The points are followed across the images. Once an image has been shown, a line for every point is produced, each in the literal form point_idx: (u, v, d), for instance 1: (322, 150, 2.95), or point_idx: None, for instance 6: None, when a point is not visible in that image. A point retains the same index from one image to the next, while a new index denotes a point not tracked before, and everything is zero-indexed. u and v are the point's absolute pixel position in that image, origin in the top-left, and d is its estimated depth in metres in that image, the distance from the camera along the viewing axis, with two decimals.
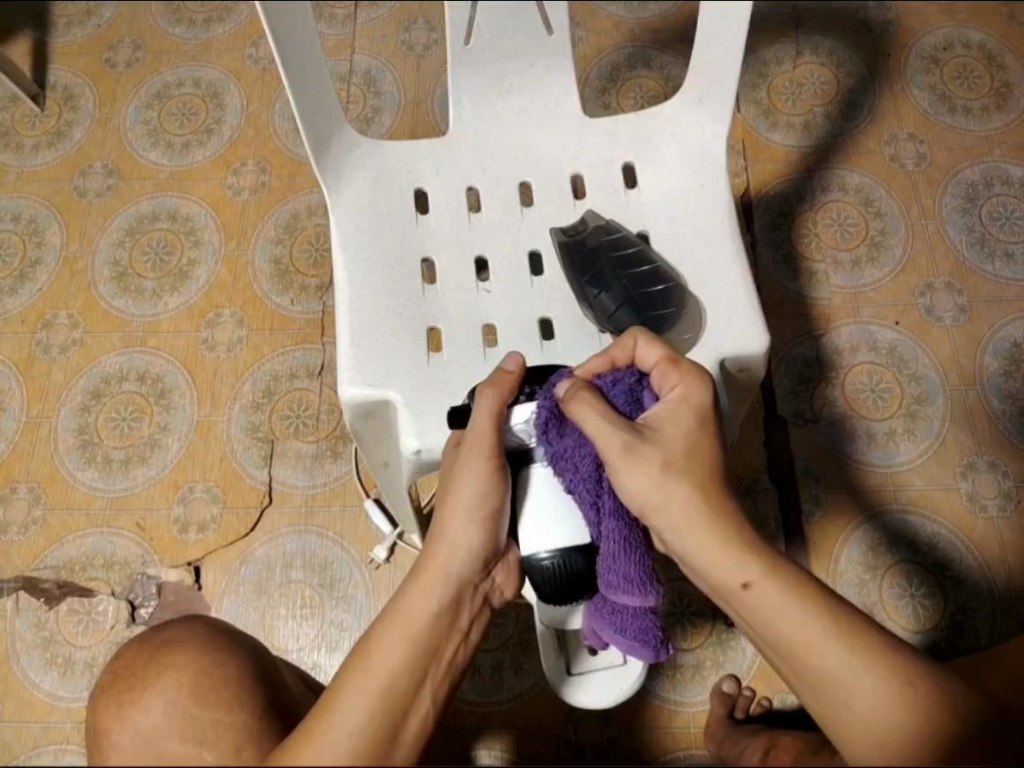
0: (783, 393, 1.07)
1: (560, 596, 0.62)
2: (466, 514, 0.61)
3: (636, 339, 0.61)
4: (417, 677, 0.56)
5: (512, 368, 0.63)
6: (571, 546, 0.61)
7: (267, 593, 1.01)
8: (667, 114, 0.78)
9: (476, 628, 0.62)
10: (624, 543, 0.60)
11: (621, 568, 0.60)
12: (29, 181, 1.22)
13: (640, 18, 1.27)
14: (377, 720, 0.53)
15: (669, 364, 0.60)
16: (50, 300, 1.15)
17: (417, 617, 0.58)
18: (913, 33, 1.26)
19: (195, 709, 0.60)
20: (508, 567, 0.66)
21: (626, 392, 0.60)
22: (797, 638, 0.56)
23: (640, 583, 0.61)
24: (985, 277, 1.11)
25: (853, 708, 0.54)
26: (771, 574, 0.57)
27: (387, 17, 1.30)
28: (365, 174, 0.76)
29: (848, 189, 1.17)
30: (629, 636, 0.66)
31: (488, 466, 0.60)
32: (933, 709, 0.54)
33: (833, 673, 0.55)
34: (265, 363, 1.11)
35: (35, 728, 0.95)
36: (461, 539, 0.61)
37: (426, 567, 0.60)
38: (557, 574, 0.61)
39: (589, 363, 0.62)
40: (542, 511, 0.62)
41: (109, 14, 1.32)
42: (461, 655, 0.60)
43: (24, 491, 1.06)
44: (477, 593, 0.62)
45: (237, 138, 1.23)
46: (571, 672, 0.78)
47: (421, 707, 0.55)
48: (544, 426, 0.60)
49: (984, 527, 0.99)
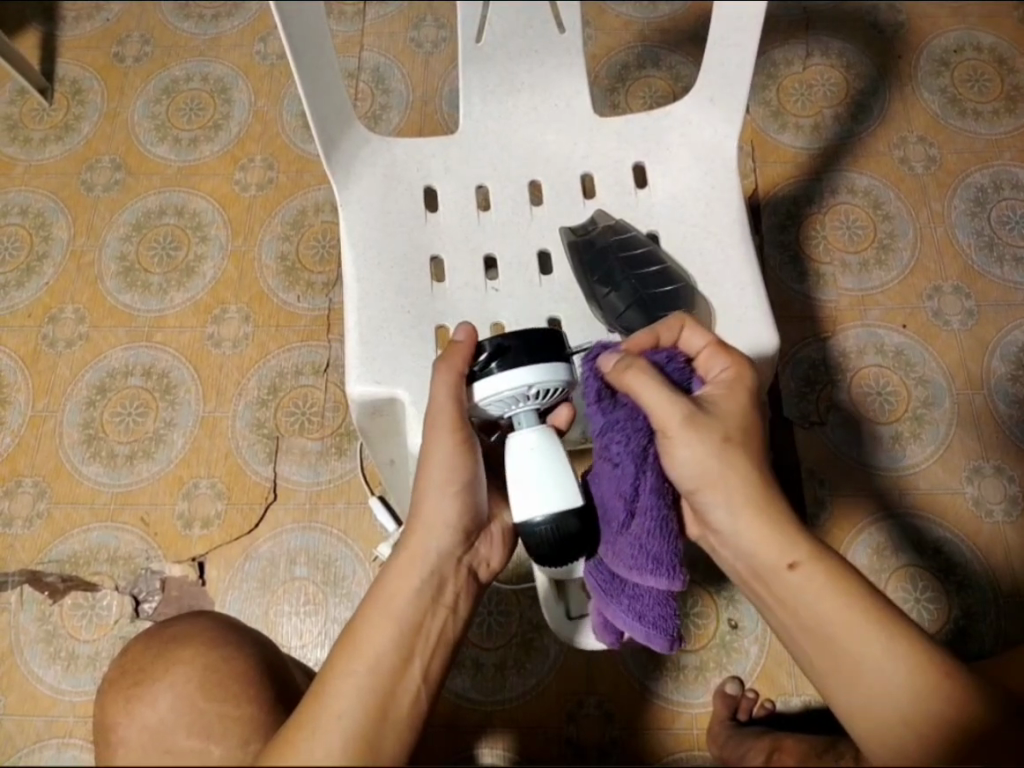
0: (790, 395, 1.07)
1: (555, 559, 0.61)
2: (438, 489, 0.61)
3: (683, 323, 0.62)
4: (401, 657, 0.56)
5: (463, 339, 0.63)
6: (566, 511, 0.60)
7: (270, 590, 1.01)
8: (678, 114, 0.77)
9: (466, 602, 0.62)
10: (659, 522, 0.59)
11: (652, 545, 0.59)
12: (36, 175, 1.22)
13: (649, 18, 1.27)
14: (364, 703, 0.53)
15: (716, 347, 0.61)
16: (55, 294, 1.15)
17: (397, 596, 0.58)
18: (924, 35, 1.25)
19: (202, 702, 0.60)
20: (491, 538, 0.66)
21: (677, 368, 0.61)
22: (829, 622, 0.57)
23: (669, 566, 0.60)
24: (993, 281, 1.11)
25: (880, 691, 0.56)
26: (817, 555, 0.58)
27: (396, 14, 1.30)
28: (375, 171, 0.76)
29: (856, 191, 1.17)
30: (643, 623, 0.65)
31: (452, 440, 0.61)
32: (958, 702, 0.55)
33: (866, 653, 0.56)
34: (270, 360, 1.11)
35: (38, 721, 0.95)
36: (436, 515, 0.61)
37: (403, 549, 0.60)
38: (553, 538, 0.60)
39: (637, 338, 0.62)
40: (538, 477, 0.61)
41: (117, 8, 1.32)
42: (453, 630, 0.60)
43: (29, 485, 1.06)
44: (460, 568, 0.62)
45: (244, 134, 1.23)
46: (572, 616, 0.86)
47: (411, 684, 0.55)
48: (591, 400, 0.61)
49: (990, 531, 0.99)
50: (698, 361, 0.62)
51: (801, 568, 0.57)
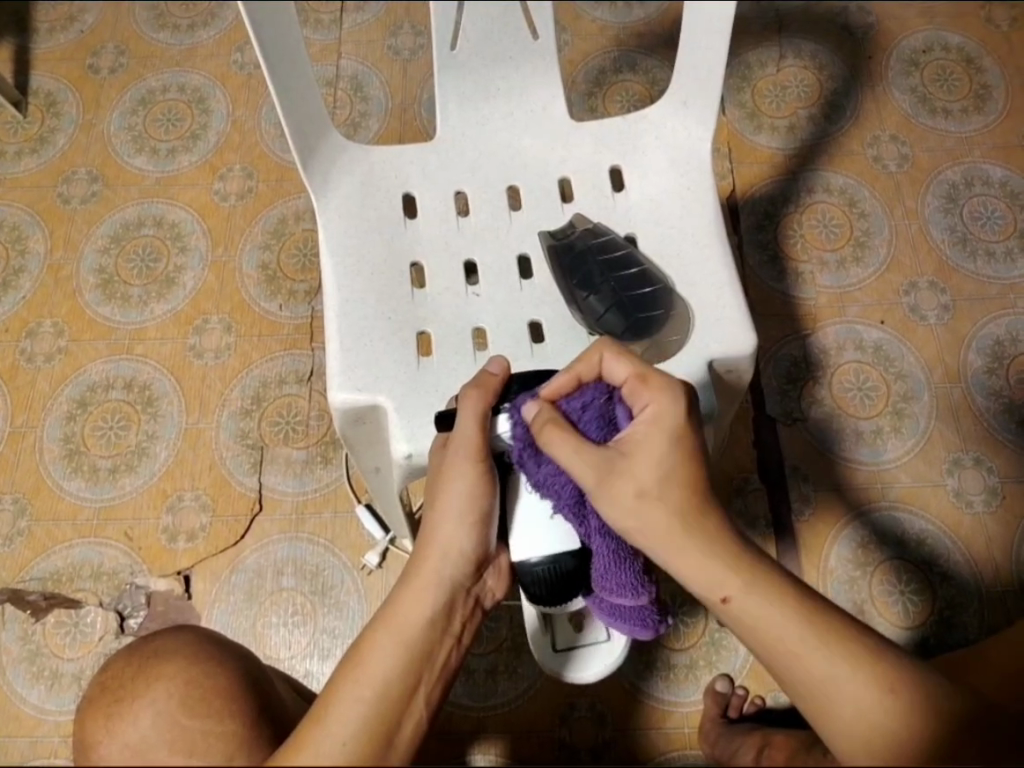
0: (771, 393, 1.08)
1: (552, 598, 0.63)
2: (456, 518, 0.61)
3: (601, 357, 0.61)
4: (408, 685, 0.55)
5: (496, 372, 0.64)
6: (561, 552, 0.62)
7: (258, 601, 1.00)
8: (654, 117, 0.78)
9: (469, 633, 0.62)
10: (613, 555, 0.61)
11: (614, 575, 0.62)
12: (10, 189, 1.21)
13: (625, 22, 1.28)
14: (369, 730, 0.52)
15: (637, 383, 0.59)
16: (33, 308, 1.14)
17: (408, 623, 0.58)
18: (894, 35, 1.27)
19: (184, 719, 0.60)
20: (500, 570, 0.66)
21: (596, 415, 0.60)
22: (782, 640, 0.56)
23: (632, 587, 0.62)
24: (967, 275, 1.13)
25: (840, 708, 0.55)
26: (756, 578, 0.57)
27: (373, 22, 1.30)
28: (352, 179, 0.76)
29: (832, 190, 1.18)
30: (625, 624, 0.67)
31: (475, 470, 0.61)
32: (914, 710, 0.54)
33: (819, 669, 0.55)
34: (253, 369, 1.10)
35: (23, 741, 0.93)
36: (453, 544, 0.61)
37: (416, 574, 0.60)
38: (549, 577, 0.62)
39: (555, 383, 0.61)
40: (530, 513, 0.63)
41: (91, 20, 1.31)
42: (456, 658, 0.60)
43: (9, 502, 1.04)
44: (469, 597, 0.62)
45: (222, 143, 1.23)
46: (558, 650, 0.78)
47: (415, 713, 0.55)
48: (521, 456, 0.61)
49: (970, 523, 1.01)
50: (621, 390, 0.60)
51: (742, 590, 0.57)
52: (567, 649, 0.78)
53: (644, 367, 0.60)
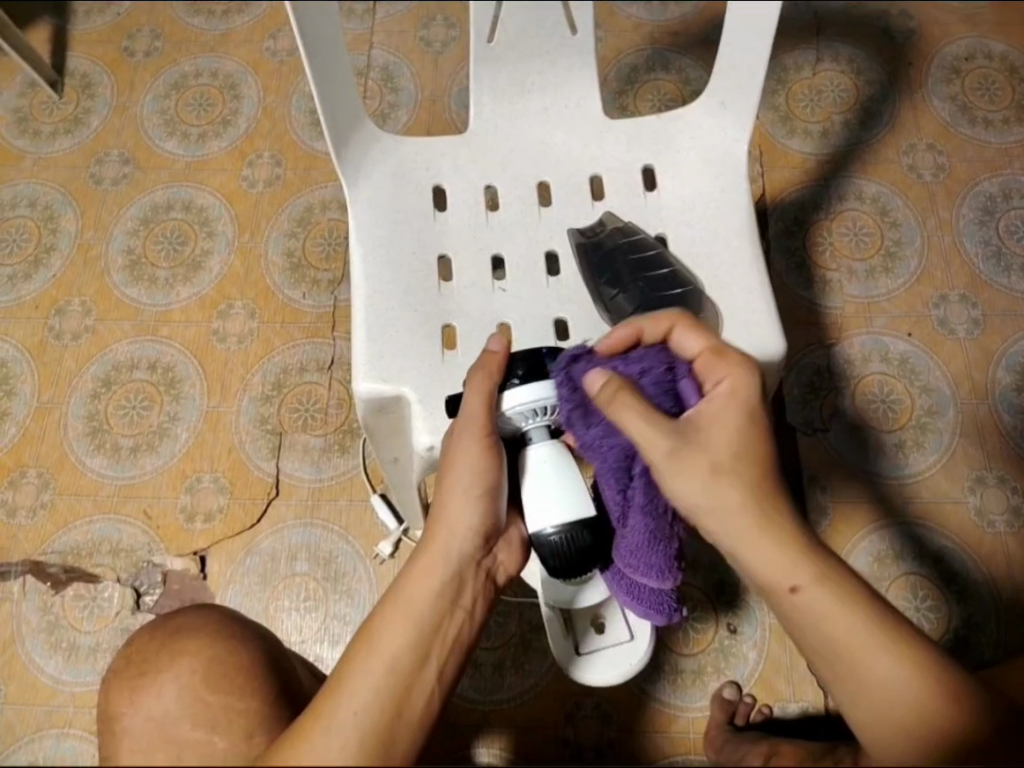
0: (794, 401, 1.07)
1: (568, 572, 0.62)
2: (461, 497, 0.61)
3: (672, 326, 0.62)
4: (419, 657, 0.55)
5: (497, 349, 0.64)
6: (577, 522, 0.62)
7: (271, 584, 1.01)
8: (687, 119, 0.77)
9: (482, 607, 0.62)
10: (650, 535, 0.61)
11: (644, 557, 0.62)
12: (45, 167, 1.22)
13: (660, 21, 1.27)
14: (379, 701, 0.52)
15: (711, 355, 0.60)
16: (62, 286, 1.16)
17: (416, 598, 0.58)
18: (935, 42, 1.25)
19: (206, 695, 0.61)
20: (510, 542, 0.66)
21: (657, 382, 0.59)
22: (800, 639, 0.57)
23: (659, 569, 0.63)
24: (1000, 290, 1.11)
25: (851, 708, 0.57)
26: (823, 577, 0.56)
27: (406, 13, 1.30)
28: (384, 169, 0.77)
29: (865, 198, 1.16)
30: (642, 606, 0.68)
31: (480, 445, 0.61)
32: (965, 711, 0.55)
33: (850, 671, 0.56)
34: (275, 356, 1.11)
35: (38, 711, 0.95)
36: (459, 519, 0.61)
37: (424, 551, 0.60)
38: (563, 549, 0.61)
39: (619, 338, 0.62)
40: (548, 482, 0.62)
41: (128, 2, 1.32)
42: (469, 632, 0.60)
43: (33, 476, 1.06)
44: (479, 571, 0.62)
45: (252, 130, 1.23)
46: (581, 651, 0.78)
47: (427, 684, 0.55)
48: (570, 418, 0.61)
49: (991, 540, 0.99)
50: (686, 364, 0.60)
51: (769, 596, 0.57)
52: (587, 653, 0.78)
53: (716, 341, 0.60)
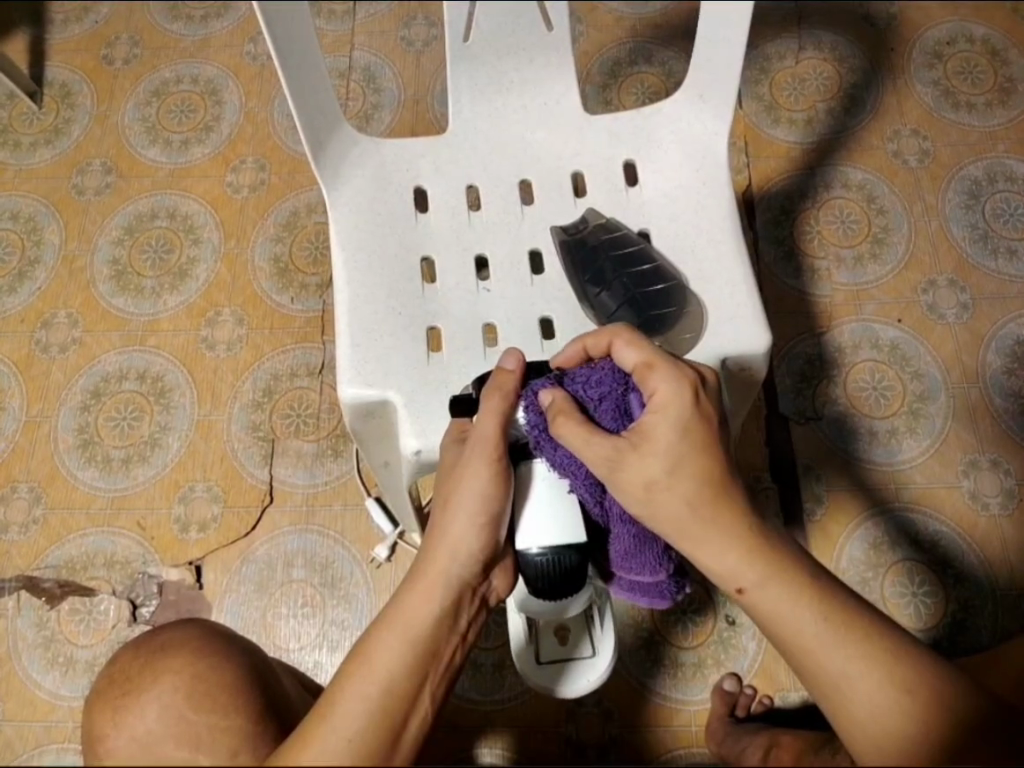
0: (785, 391, 1.07)
1: (553, 593, 0.61)
2: (469, 519, 0.60)
3: (612, 341, 0.61)
4: (414, 683, 0.55)
5: (510, 366, 0.63)
6: (565, 546, 0.60)
7: (268, 592, 1.01)
8: (669, 111, 0.77)
9: (473, 631, 0.62)
10: (635, 537, 0.62)
11: (636, 556, 0.63)
12: (27, 180, 1.21)
13: (641, 14, 1.26)
14: (374, 726, 0.52)
15: (644, 369, 0.59)
16: (48, 299, 1.15)
17: (415, 621, 0.57)
18: (917, 27, 1.25)
19: (191, 713, 0.60)
20: (506, 567, 0.65)
21: (611, 407, 0.60)
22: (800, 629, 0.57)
23: (652, 565, 0.63)
24: (988, 273, 1.11)
25: (855, 704, 0.56)
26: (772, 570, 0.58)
27: (386, 12, 1.29)
28: (364, 174, 0.76)
29: (851, 185, 1.16)
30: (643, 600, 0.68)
31: (491, 469, 0.60)
32: (955, 692, 0.56)
33: (839, 667, 0.56)
34: (265, 362, 1.11)
35: (37, 727, 0.95)
36: (463, 542, 0.60)
37: (425, 571, 0.60)
38: (549, 571, 0.60)
39: (566, 354, 0.64)
40: (543, 503, 0.61)
41: (106, 11, 1.31)
42: (459, 657, 0.60)
43: (24, 491, 1.05)
44: (475, 597, 0.62)
45: (235, 135, 1.23)
46: (543, 662, 0.76)
47: (420, 710, 0.55)
48: (537, 440, 0.61)
49: (986, 524, 0.99)
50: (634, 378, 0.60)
51: (750, 593, 0.58)
52: (554, 663, 0.76)
53: (654, 354, 0.59)
